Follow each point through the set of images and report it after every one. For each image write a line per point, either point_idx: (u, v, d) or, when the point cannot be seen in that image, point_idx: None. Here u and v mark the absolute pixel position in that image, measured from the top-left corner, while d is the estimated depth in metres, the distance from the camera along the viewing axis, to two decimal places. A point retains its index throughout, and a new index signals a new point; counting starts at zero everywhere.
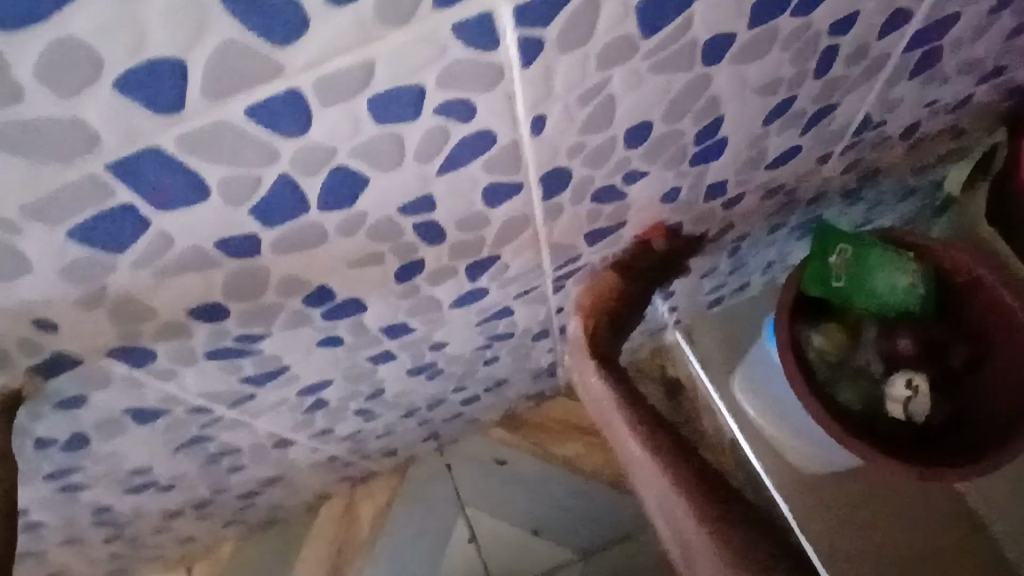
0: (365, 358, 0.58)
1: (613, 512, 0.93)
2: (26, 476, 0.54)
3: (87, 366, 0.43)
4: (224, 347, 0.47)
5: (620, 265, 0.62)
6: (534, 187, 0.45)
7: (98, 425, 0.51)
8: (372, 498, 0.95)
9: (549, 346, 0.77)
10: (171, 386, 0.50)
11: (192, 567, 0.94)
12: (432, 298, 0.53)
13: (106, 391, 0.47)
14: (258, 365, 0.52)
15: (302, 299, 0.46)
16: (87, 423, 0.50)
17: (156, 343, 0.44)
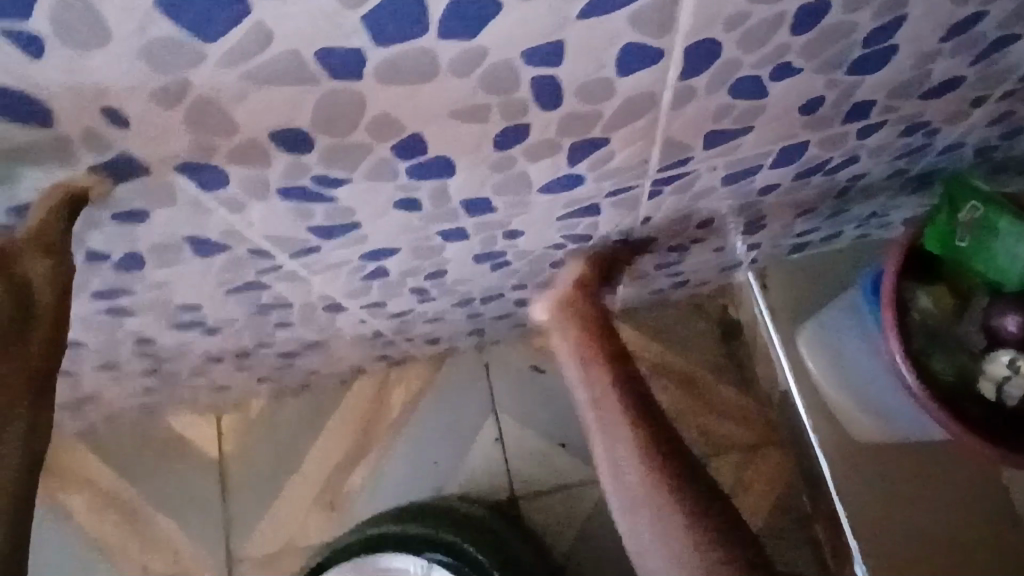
0: (437, 231, 0.54)
1: None
2: (76, 290, 0.52)
3: (154, 178, 0.40)
4: (300, 187, 0.44)
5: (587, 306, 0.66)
6: (675, 61, 0.39)
7: (156, 250, 0.48)
8: (405, 382, 0.95)
9: (620, 259, 0.72)
10: (236, 221, 0.46)
11: (222, 417, 0.95)
12: (524, 176, 0.48)
13: (171, 212, 0.44)
14: (329, 216, 0.48)
15: (391, 146, 0.41)
16: (144, 247, 0.48)
17: (229, 166, 0.40)
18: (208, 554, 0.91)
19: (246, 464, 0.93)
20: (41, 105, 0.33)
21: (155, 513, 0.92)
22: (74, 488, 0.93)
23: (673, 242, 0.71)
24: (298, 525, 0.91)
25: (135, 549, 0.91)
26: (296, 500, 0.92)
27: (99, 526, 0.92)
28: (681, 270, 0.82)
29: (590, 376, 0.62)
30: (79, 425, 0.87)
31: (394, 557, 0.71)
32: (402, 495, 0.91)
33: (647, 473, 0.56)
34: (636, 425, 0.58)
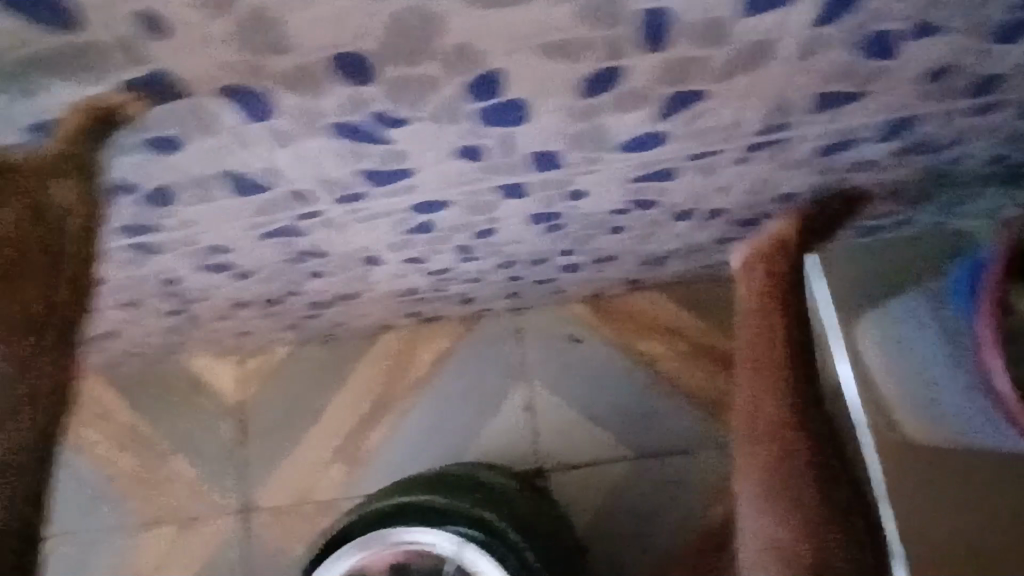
0: (496, 187, 0.49)
1: (679, 424, 0.86)
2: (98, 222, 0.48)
3: (194, 101, 0.35)
4: (355, 123, 0.38)
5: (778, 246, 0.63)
6: (810, 5, 0.33)
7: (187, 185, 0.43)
8: (435, 341, 0.90)
9: (682, 231, 0.67)
10: (279, 158, 0.41)
11: (243, 361, 0.91)
12: (604, 130, 0.43)
13: (209, 143, 0.39)
14: (382, 160, 0.43)
15: (464, 84, 0.35)
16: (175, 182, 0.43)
17: (277, 94, 0.35)
18: (222, 499, 0.89)
19: (265, 412, 0.90)
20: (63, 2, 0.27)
21: (171, 454, 0.90)
22: (90, 422, 0.91)
23: (740, 215, 0.66)
24: (315, 478, 0.89)
25: (149, 488, 0.89)
26: (315, 453, 0.89)
27: (113, 462, 0.90)
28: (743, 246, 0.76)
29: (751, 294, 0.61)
30: (98, 358, 0.84)
31: (417, 531, 0.62)
32: (424, 456, 0.87)
33: (781, 418, 0.55)
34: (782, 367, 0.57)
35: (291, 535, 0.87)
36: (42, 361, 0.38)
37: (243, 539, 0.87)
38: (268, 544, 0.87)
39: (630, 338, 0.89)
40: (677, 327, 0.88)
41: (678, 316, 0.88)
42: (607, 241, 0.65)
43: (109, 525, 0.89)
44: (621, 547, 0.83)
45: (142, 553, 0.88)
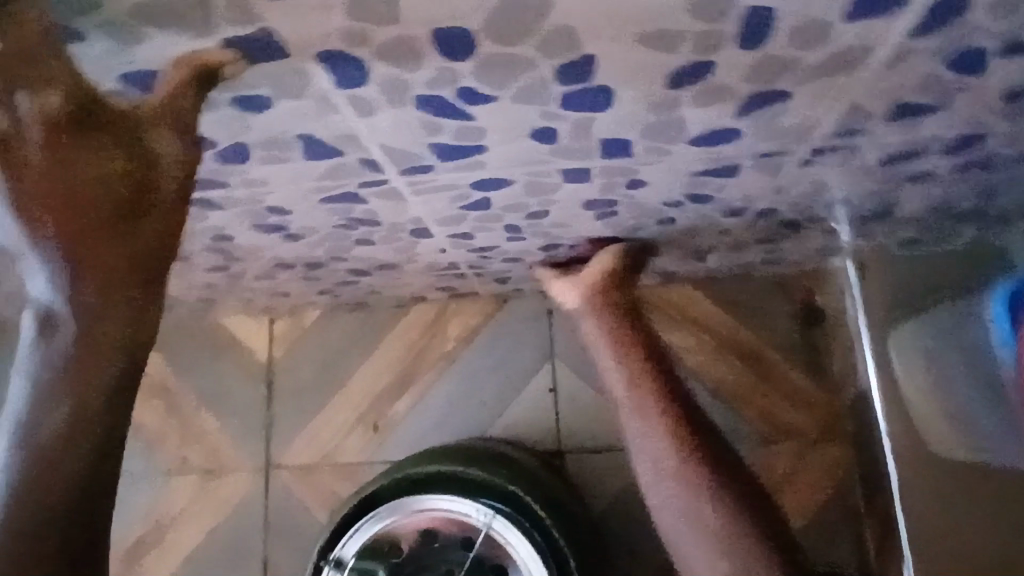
0: (561, 169, 0.49)
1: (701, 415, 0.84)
2: None
3: (292, 63, 0.35)
4: (440, 96, 0.39)
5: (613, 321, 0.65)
6: (911, 15, 0.33)
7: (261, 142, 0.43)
8: (464, 316, 0.91)
9: (729, 227, 0.67)
10: (358, 123, 0.42)
11: (273, 322, 0.93)
12: (680, 123, 0.43)
13: (294, 104, 0.39)
14: (458, 134, 0.43)
15: (556, 67, 0.36)
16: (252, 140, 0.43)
17: (373, 62, 0.35)
18: (246, 455, 0.91)
19: (292, 373, 0.92)
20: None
21: (198, 408, 0.92)
22: None
23: (789, 216, 0.66)
24: (338, 441, 0.90)
25: (175, 439, 0.91)
26: (340, 417, 0.91)
27: (141, 410, 0.93)
28: (785, 245, 0.76)
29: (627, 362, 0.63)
30: None
31: (443, 498, 0.63)
32: (446, 429, 0.89)
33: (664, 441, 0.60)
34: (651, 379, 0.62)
35: (311, 494, 0.89)
36: (120, 320, 0.41)
37: (264, 494, 0.89)
38: (288, 501, 0.89)
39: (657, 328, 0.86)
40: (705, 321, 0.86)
41: (705, 308, 0.86)
42: (655, 231, 0.65)
43: (135, 471, 0.91)
44: (636, 532, 0.85)
45: (166, 501, 0.90)
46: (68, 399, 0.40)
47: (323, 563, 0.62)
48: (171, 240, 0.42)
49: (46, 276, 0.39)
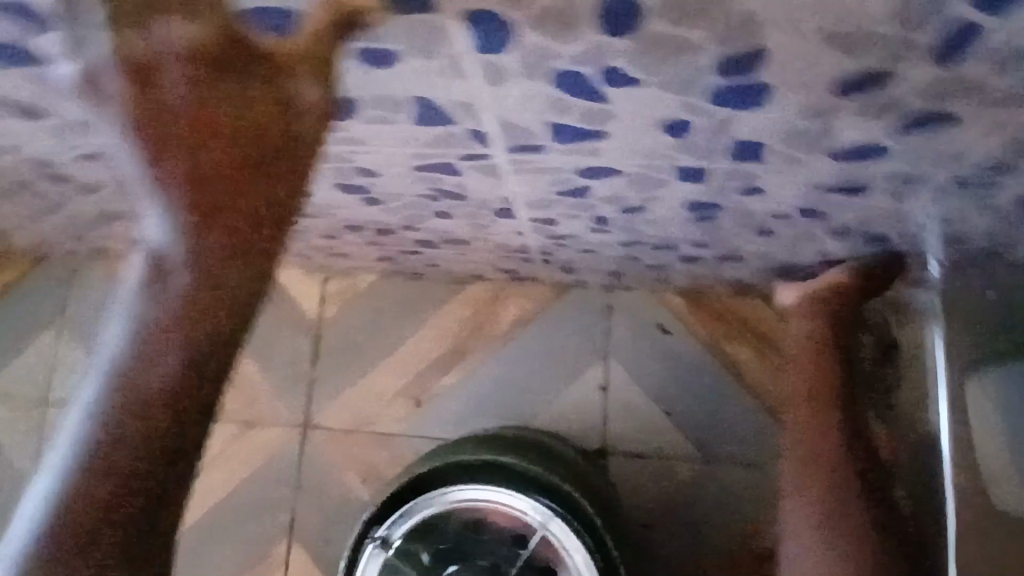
0: (679, 165, 0.46)
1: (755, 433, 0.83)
2: None
3: (438, 20, 0.32)
4: (580, 73, 0.35)
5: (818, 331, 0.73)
6: None
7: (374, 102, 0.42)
8: (521, 300, 0.89)
9: (826, 247, 0.64)
10: (482, 92, 0.39)
11: (327, 281, 0.91)
12: (826, 132, 0.40)
13: (423, 65, 0.36)
14: (585, 118, 0.40)
15: (721, 57, 0.33)
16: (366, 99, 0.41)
17: (525, 32, 0.32)
18: (284, 411, 0.90)
19: (340, 335, 0.91)
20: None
21: (241, 357, 0.91)
22: None
23: (893, 242, 0.61)
24: (378, 409, 0.89)
25: None
26: (382, 386, 0.89)
27: None
28: (874, 274, 0.72)
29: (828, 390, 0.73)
30: None
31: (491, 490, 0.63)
32: (488, 413, 0.87)
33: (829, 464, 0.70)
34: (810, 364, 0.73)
35: (345, 459, 0.88)
36: (215, 276, 0.42)
37: (298, 452, 0.89)
38: (321, 462, 0.88)
39: (722, 339, 0.85)
40: (772, 338, 0.84)
41: (774, 326, 0.84)
42: (749, 240, 0.62)
43: None
44: (670, 544, 0.82)
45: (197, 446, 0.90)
46: (167, 347, 0.43)
47: (366, 540, 0.62)
48: (294, 183, 0.42)
49: (158, 220, 0.39)
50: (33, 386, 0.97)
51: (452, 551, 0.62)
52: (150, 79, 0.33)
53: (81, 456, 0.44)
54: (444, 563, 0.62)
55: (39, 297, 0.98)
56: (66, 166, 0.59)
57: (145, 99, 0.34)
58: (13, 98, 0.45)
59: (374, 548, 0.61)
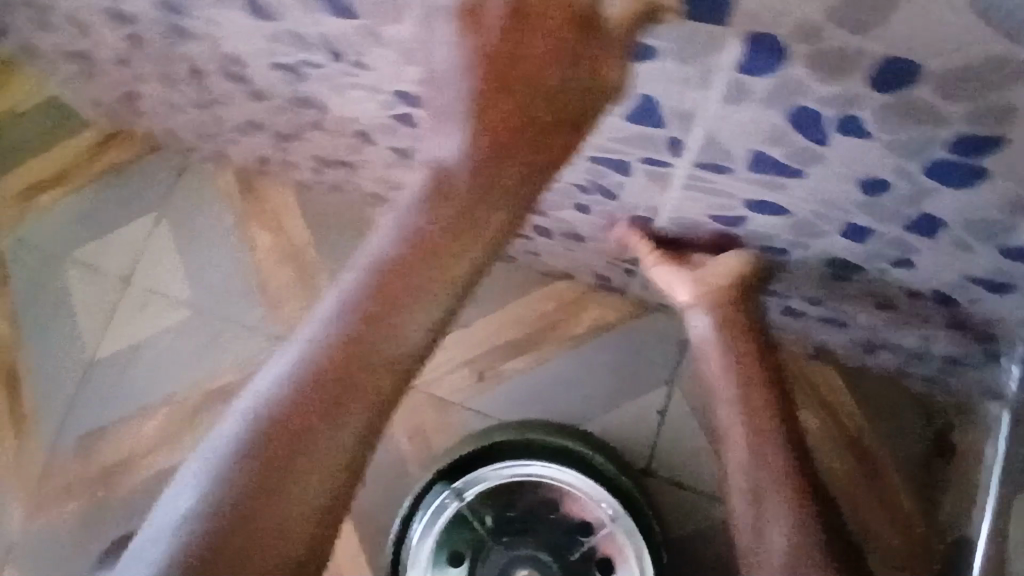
0: (849, 221, 0.48)
1: None
2: None
3: (721, 33, 0.34)
4: (818, 114, 0.38)
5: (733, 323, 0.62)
6: None
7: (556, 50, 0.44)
8: (602, 308, 0.91)
9: (931, 337, 0.65)
10: (709, 107, 0.41)
11: None
12: (1010, 227, 0.42)
13: (675, 67, 0.38)
14: (792, 154, 0.42)
15: (959, 134, 0.36)
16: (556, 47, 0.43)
17: (793, 66, 0.35)
18: None
19: None
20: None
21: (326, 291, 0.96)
22: (269, 228, 0.99)
23: (999, 348, 0.63)
24: (439, 373, 0.91)
25: (295, 310, 0.96)
26: (449, 354, 0.92)
27: (273, 273, 0.97)
28: (960, 374, 0.74)
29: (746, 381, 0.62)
30: (316, 171, 0.88)
31: (565, 473, 0.68)
32: (544, 406, 0.89)
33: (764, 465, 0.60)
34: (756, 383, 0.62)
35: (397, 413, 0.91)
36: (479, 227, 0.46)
37: None
38: None
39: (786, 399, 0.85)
40: (838, 412, 0.84)
41: (842, 400, 0.84)
42: (864, 309, 0.64)
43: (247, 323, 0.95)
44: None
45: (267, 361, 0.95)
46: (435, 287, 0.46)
47: (442, 486, 0.67)
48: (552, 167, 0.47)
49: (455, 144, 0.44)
50: (117, 265, 1.00)
51: (512, 523, 0.68)
52: (530, 26, 0.39)
53: (299, 386, 0.45)
54: (500, 534, 0.68)
55: (143, 183, 1.02)
56: (250, 72, 0.62)
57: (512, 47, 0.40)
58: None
59: (444, 498, 0.67)
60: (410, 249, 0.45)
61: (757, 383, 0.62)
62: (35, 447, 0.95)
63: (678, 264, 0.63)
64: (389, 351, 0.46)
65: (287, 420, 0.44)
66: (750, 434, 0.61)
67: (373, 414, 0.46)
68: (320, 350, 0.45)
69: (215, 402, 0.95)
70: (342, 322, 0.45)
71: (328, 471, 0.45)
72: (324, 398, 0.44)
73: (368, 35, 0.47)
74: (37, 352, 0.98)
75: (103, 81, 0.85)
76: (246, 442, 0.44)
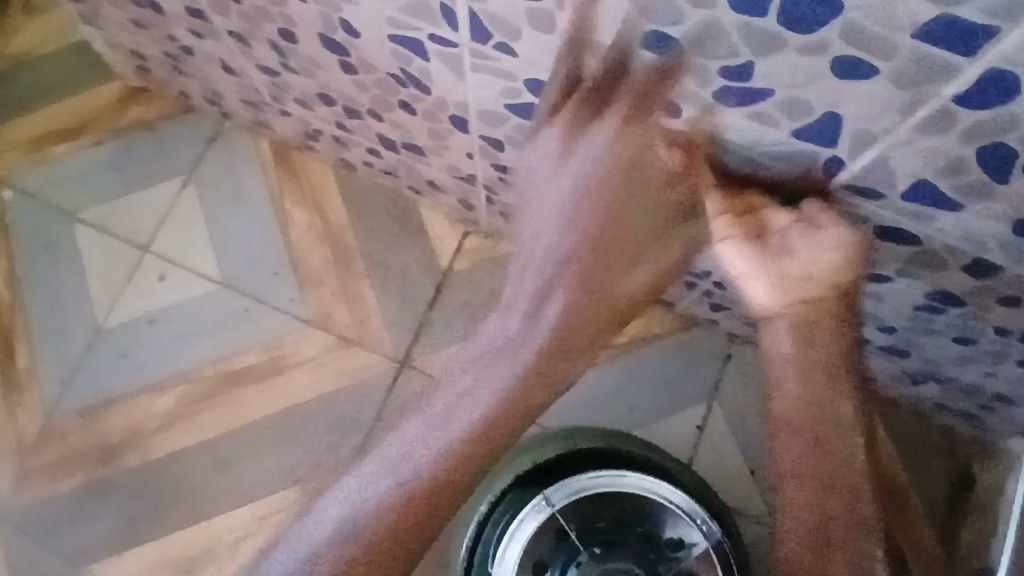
0: (980, 256, 0.50)
1: None
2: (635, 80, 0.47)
3: (952, 66, 0.35)
4: (1014, 151, 0.39)
5: (802, 302, 0.55)
6: None
7: (732, 36, 0.39)
8: (648, 319, 0.90)
9: (993, 374, 0.68)
10: (900, 131, 0.41)
11: (468, 235, 0.93)
12: None
13: (882, 91, 0.38)
14: (962, 189, 0.43)
15: None
16: (738, 44, 0.40)
17: (1012, 106, 0.36)
18: (390, 341, 0.91)
19: (467, 290, 0.92)
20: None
21: (363, 275, 0.93)
22: (305, 205, 0.95)
23: None
24: None
25: (328, 293, 0.92)
26: None
27: (306, 253, 0.93)
28: (1000, 412, 0.76)
29: (808, 348, 0.56)
30: (371, 153, 0.85)
31: (654, 484, 0.70)
32: (584, 413, 0.88)
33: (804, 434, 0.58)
34: (823, 346, 0.56)
35: None
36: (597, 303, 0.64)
37: (388, 387, 0.90)
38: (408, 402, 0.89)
39: None
40: None
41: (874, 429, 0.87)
42: (938, 341, 0.66)
43: (277, 302, 0.92)
44: None
45: (296, 344, 0.91)
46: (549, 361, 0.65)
47: (536, 493, 0.68)
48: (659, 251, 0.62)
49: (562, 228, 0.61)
50: (134, 229, 0.94)
51: (597, 535, 0.67)
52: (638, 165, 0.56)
53: (449, 436, 0.65)
54: (588, 544, 0.66)
55: (170, 144, 0.96)
56: (356, 42, 0.59)
57: (631, 173, 0.56)
58: None
59: (538, 502, 0.68)
60: (537, 322, 0.64)
61: (825, 345, 0.56)
62: (32, 415, 0.89)
63: (744, 233, 0.55)
64: (520, 400, 0.66)
65: (447, 455, 0.65)
66: (805, 395, 0.57)
67: (499, 443, 0.67)
68: (465, 403, 0.66)
69: (235, 383, 0.90)
70: (483, 385, 0.66)
71: (464, 470, 0.66)
72: (464, 437, 0.65)
73: (536, 18, 0.45)
74: (41, 317, 0.91)
75: (155, 32, 0.79)
76: (414, 451, 0.67)
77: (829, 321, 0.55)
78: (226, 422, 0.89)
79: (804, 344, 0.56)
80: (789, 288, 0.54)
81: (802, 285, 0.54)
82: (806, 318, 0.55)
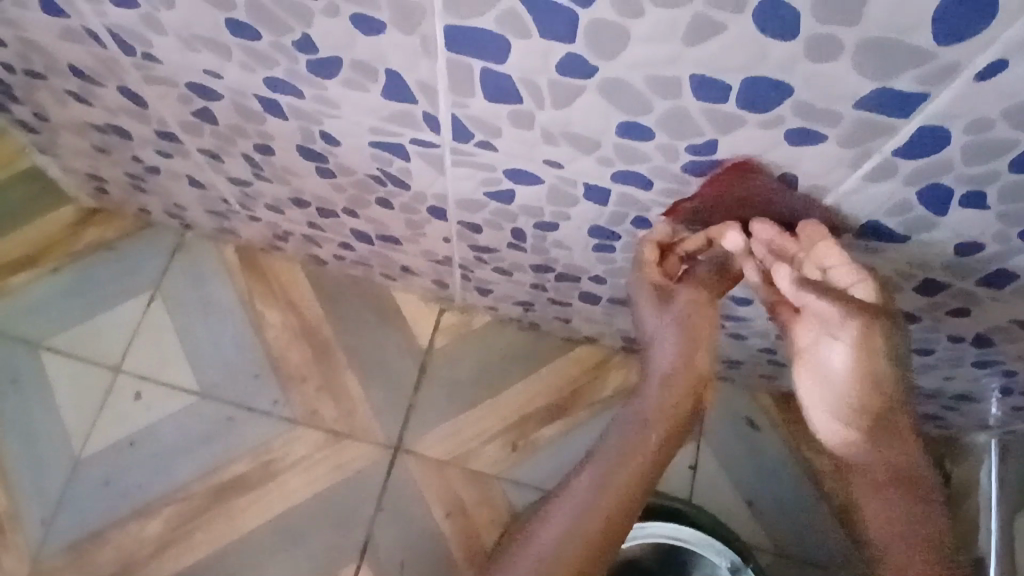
0: (929, 277, 0.56)
1: (826, 542, 0.90)
2: (609, 161, 0.52)
3: (890, 125, 0.41)
4: (949, 188, 0.45)
5: (850, 399, 0.57)
6: None
7: (698, 119, 0.45)
8: (628, 370, 0.94)
9: (950, 376, 0.74)
10: (849, 182, 0.47)
11: (444, 312, 0.96)
12: None
13: (832, 151, 0.44)
14: (907, 223, 0.50)
15: None
16: (703, 125, 0.45)
17: (942, 152, 0.42)
18: (381, 429, 0.91)
19: (450, 366, 0.94)
20: (987, 18, 0.32)
21: (345, 367, 0.93)
22: (278, 306, 0.95)
23: (1012, 383, 0.73)
24: (474, 446, 0.91)
25: (311, 390, 0.92)
26: (483, 425, 0.92)
27: (285, 352, 0.94)
28: (961, 410, 0.83)
29: (858, 447, 0.59)
30: (343, 246, 0.87)
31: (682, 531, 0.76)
32: None
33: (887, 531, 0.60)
34: (881, 447, 0.59)
35: (434, 488, 0.89)
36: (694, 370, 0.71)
37: (385, 475, 0.89)
38: (407, 486, 0.89)
39: (803, 445, 0.93)
40: None
41: None
42: None
43: (261, 405, 0.91)
44: None
45: (286, 446, 0.90)
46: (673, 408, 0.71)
47: None
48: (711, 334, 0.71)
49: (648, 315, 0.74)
50: (104, 351, 0.92)
51: None
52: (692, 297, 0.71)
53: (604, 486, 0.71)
54: None
55: (132, 261, 0.96)
56: (335, 150, 0.62)
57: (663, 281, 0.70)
58: (405, 80, 0.49)
59: None
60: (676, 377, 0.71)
61: (879, 437, 0.58)
62: (11, 563, 0.84)
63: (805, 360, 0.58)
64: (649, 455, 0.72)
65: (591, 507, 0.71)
66: (875, 499, 0.60)
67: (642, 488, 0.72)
68: (608, 459, 0.72)
69: (226, 497, 0.88)
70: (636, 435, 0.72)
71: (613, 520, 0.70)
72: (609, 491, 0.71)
73: (517, 118, 0.50)
74: (10, 456, 0.88)
75: (117, 156, 0.80)
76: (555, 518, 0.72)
77: (871, 419, 0.58)
78: (223, 538, 0.86)
79: (855, 446, 0.60)
80: (842, 408, 0.57)
81: (844, 397, 0.57)
82: (841, 414, 0.59)
